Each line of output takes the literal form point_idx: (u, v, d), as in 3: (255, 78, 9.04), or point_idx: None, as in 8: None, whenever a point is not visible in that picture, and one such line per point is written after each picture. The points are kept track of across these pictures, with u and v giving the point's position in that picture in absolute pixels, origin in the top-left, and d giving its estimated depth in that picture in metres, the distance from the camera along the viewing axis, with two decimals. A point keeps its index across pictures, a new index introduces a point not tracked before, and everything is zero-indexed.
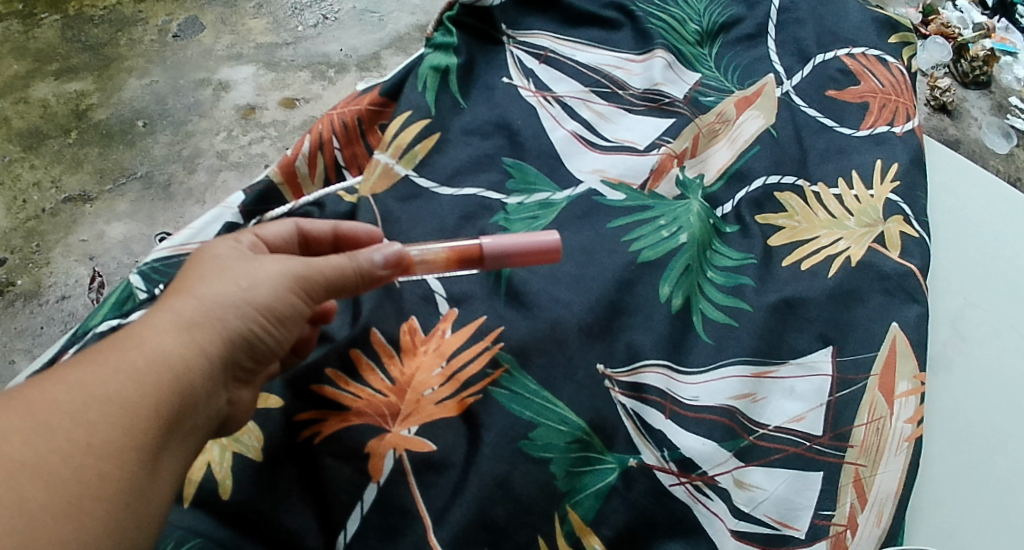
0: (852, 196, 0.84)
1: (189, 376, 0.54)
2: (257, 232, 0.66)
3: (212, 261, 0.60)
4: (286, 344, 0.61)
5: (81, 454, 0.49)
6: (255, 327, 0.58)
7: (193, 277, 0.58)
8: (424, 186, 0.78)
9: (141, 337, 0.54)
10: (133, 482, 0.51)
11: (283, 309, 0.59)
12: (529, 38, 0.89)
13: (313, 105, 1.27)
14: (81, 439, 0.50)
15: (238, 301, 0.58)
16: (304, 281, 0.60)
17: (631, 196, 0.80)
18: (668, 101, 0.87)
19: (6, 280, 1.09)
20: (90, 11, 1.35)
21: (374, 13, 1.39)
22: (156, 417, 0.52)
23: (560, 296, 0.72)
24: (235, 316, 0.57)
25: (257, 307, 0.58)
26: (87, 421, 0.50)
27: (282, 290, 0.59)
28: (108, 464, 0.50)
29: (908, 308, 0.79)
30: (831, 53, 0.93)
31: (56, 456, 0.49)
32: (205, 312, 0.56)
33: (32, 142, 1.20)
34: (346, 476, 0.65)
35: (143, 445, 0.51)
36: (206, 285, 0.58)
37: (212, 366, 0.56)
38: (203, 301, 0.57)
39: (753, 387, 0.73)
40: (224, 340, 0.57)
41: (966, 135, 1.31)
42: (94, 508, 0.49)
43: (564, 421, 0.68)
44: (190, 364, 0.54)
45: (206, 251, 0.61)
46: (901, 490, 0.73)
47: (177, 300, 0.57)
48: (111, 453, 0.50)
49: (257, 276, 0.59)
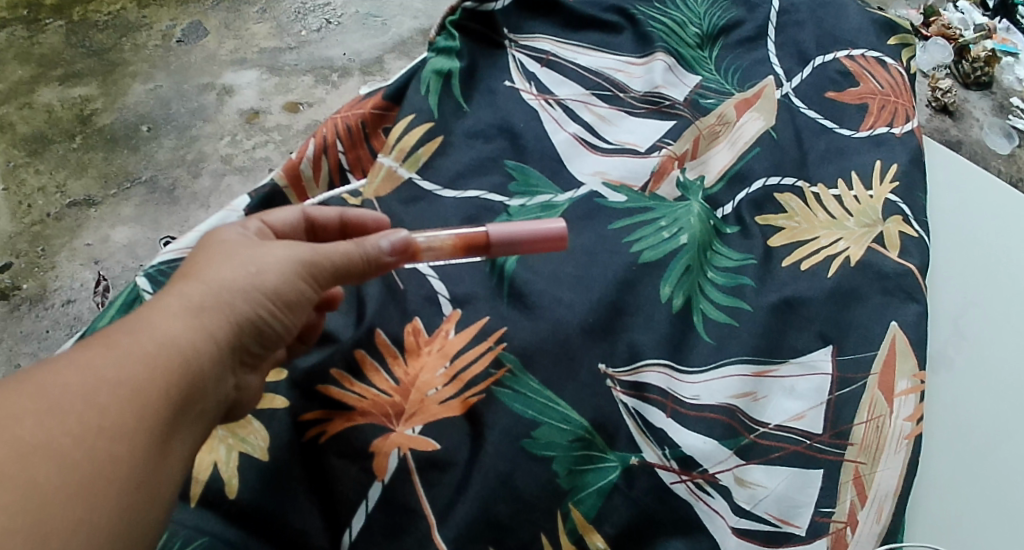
0: (852, 197, 0.85)
1: (199, 360, 0.55)
2: (264, 219, 0.67)
3: (220, 247, 0.61)
4: (293, 330, 0.62)
5: (93, 436, 0.49)
6: (263, 312, 0.59)
7: (201, 262, 0.59)
8: (428, 189, 0.79)
9: (151, 321, 0.54)
10: (145, 465, 0.51)
11: (291, 295, 0.61)
12: (531, 42, 0.90)
13: (317, 109, 1.28)
14: (92, 421, 0.50)
15: (247, 286, 0.59)
16: (311, 267, 0.61)
17: (632, 198, 0.81)
18: (668, 104, 0.88)
19: (11, 283, 1.09)
20: (94, 17, 1.36)
21: (377, 18, 1.40)
22: (166, 399, 0.53)
23: (562, 296, 0.73)
24: (244, 301, 0.58)
25: (265, 293, 0.59)
26: (99, 404, 0.50)
27: (289, 276, 0.60)
28: (120, 447, 0.50)
29: (908, 306, 0.80)
30: (830, 55, 0.94)
31: (68, 438, 0.49)
32: (214, 296, 0.57)
33: (36, 146, 1.21)
34: (352, 475, 0.66)
35: (154, 428, 0.52)
36: (214, 270, 0.59)
37: (221, 350, 0.56)
38: (212, 285, 0.58)
39: (754, 386, 0.74)
40: (232, 325, 0.58)
41: (968, 136, 1.31)
42: (107, 489, 0.49)
43: (566, 420, 0.69)
44: (199, 348, 0.55)
45: (214, 237, 0.62)
46: (901, 487, 0.74)
47: (186, 284, 0.58)
48: (122, 435, 0.50)
49: (264, 261, 0.60)
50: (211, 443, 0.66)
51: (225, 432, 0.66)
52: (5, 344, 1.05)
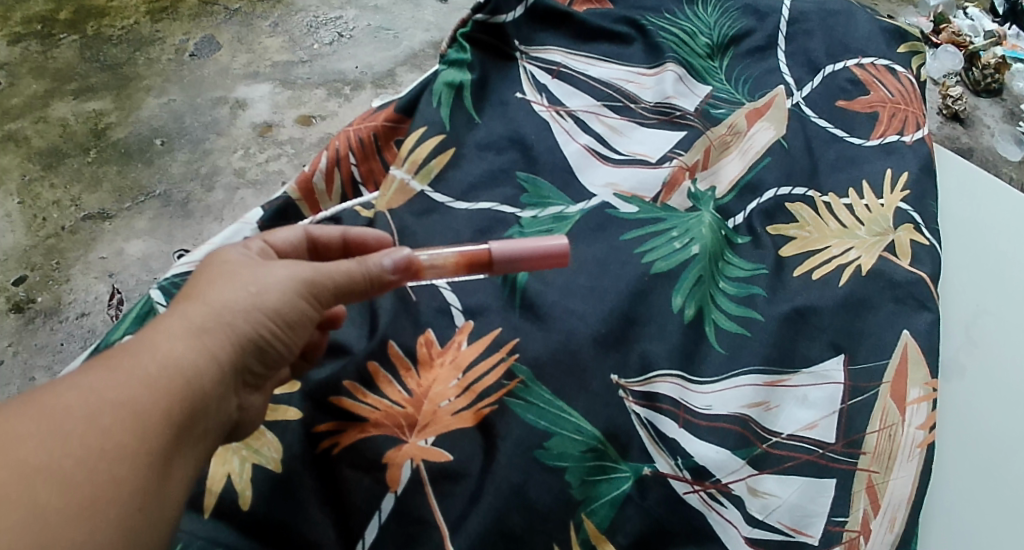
0: (863, 205, 0.85)
1: (200, 381, 0.55)
2: (267, 238, 0.68)
3: (221, 268, 0.61)
4: (296, 349, 0.63)
5: (95, 458, 0.50)
6: (265, 331, 0.60)
7: (203, 284, 0.60)
8: (440, 201, 0.80)
9: (153, 343, 0.55)
10: (146, 486, 0.51)
11: (293, 314, 0.61)
12: (542, 54, 0.90)
13: (330, 122, 1.29)
14: (94, 443, 0.50)
15: (247, 306, 0.59)
16: (312, 285, 0.62)
17: (644, 209, 0.81)
18: (679, 114, 0.89)
19: (26, 297, 1.11)
20: (107, 32, 1.38)
21: (389, 30, 1.41)
22: (168, 420, 0.53)
23: (574, 307, 0.73)
24: (245, 321, 0.59)
25: (266, 312, 0.60)
26: (100, 425, 0.51)
27: (291, 295, 0.61)
28: (121, 468, 0.51)
29: (920, 314, 0.79)
30: (840, 64, 0.94)
31: (70, 460, 0.49)
32: (215, 317, 0.58)
33: (51, 160, 1.22)
34: (365, 487, 0.66)
35: (155, 448, 0.52)
36: (216, 291, 0.59)
37: (222, 370, 0.57)
38: (213, 306, 0.58)
39: (766, 395, 0.74)
40: (234, 344, 0.58)
41: (979, 144, 1.31)
42: (109, 510, 0.50)
43: (579, 430, 0.69)
44: (200, 369, 0.56)
45: (217, 258, 0.63)
46: (914, 496, 0.73)
47: (187, 306, 0.58)
48: (124, 456, 0.51)
49: (266, 281, 0.60)
50: (225, 454, 0.67)
51: (239, 444, 0.66)
52: (20, 357, 1.06)
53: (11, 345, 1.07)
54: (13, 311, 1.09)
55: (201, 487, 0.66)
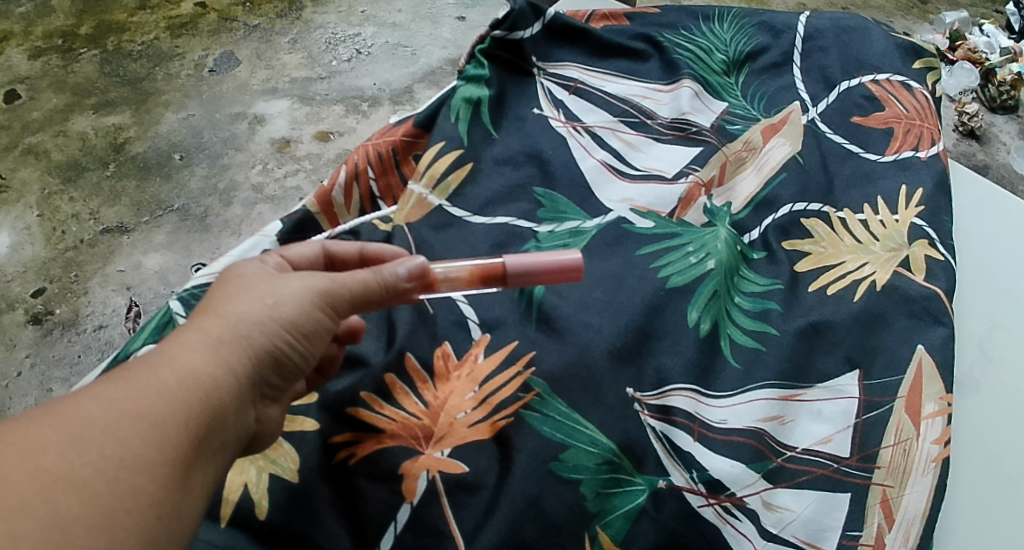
0: (877, 221, 0.85)
1: (218, 392, 0.56)
2: (284, 253, 0.69)
3: (238, 281, 0.62)
4: (312, 360, 0.64)
5: (115, 468, 0.51)
6: (282, 343, 0.60)
7: (219, 297, 0.61)
8: (458, 215, 0.81)
9: (171, 355, 0.56)
10: (164, 496, 0.52)
11: (309, 325, 0.62)
12: (559, 70, 0.92)
13: (348, 138, 1.31)
14: (113, 453, 0.51)
15: (264, 318, 0.60)
16: (328, 297, 0.63)
17: (660, 224, 0.82)
18: (695, 130, 0.90)
19: (44, 309, 1.12)
20: (128, 47, 1.40)
21: (407, 47, 1.43)
22: (186, 431, 0.54)
23: (590, 320, 0.74)
24: (262, 333, 0.60)
25: (282, 324, 0.60)
26: (119, 436, 0.52)
27: (307, 307, 0.62)
28: (140, 478, 0.51)
29: (934, 329, 0.80)
30: (856, 80, 0.95)
31: (90, 469, 0.50)
32: (232, 330, 0.59)
33: (71, 174, 1.24)
34: (382, 498, 0.67)
35: (174, 460, 0.53)
36: (233, 304, 0.60)
37: (240, 382, 0.58)
38: (230, 319, 0.59)
39: (781, 409, 0.74)
40: (251, 356, 0.59)
41: (995, 160, 1.32)
42: (127, 520, 0.50)
43: (594, 442, 0.69)
44: (218, 381, 0.57)
45: (233, 272, 0.64)
46: (929, 511, 0.73)
47: (205, 319, 0.59)
48: (143, 467, 0.52)
49: (282, 293, 0.61)
50: (243, 464, 0.67)
51: (256, 454, 0.67)
52: (38, 369, 1.07)
53: (28, 356, 1.08)
54: (31, 323, 1.11)
55: (218, 497, 0.66)
